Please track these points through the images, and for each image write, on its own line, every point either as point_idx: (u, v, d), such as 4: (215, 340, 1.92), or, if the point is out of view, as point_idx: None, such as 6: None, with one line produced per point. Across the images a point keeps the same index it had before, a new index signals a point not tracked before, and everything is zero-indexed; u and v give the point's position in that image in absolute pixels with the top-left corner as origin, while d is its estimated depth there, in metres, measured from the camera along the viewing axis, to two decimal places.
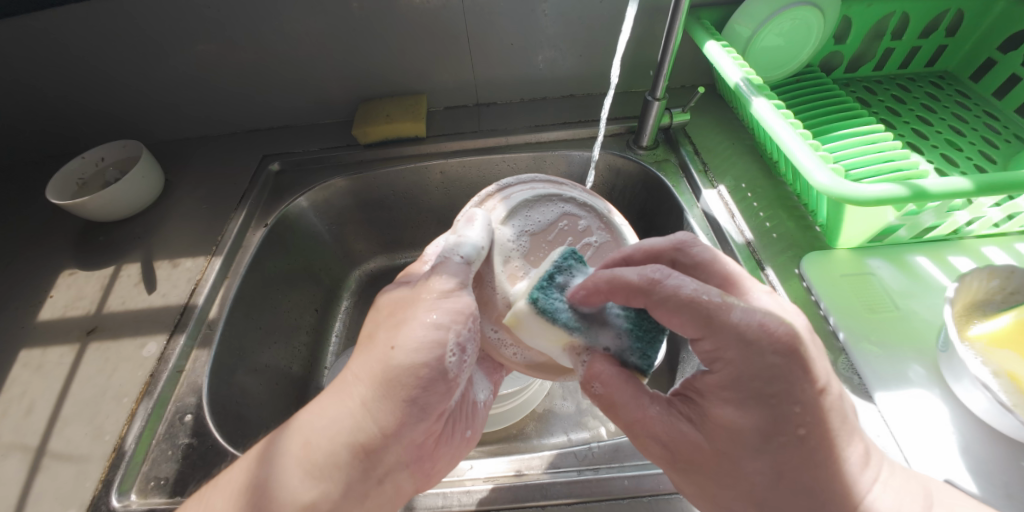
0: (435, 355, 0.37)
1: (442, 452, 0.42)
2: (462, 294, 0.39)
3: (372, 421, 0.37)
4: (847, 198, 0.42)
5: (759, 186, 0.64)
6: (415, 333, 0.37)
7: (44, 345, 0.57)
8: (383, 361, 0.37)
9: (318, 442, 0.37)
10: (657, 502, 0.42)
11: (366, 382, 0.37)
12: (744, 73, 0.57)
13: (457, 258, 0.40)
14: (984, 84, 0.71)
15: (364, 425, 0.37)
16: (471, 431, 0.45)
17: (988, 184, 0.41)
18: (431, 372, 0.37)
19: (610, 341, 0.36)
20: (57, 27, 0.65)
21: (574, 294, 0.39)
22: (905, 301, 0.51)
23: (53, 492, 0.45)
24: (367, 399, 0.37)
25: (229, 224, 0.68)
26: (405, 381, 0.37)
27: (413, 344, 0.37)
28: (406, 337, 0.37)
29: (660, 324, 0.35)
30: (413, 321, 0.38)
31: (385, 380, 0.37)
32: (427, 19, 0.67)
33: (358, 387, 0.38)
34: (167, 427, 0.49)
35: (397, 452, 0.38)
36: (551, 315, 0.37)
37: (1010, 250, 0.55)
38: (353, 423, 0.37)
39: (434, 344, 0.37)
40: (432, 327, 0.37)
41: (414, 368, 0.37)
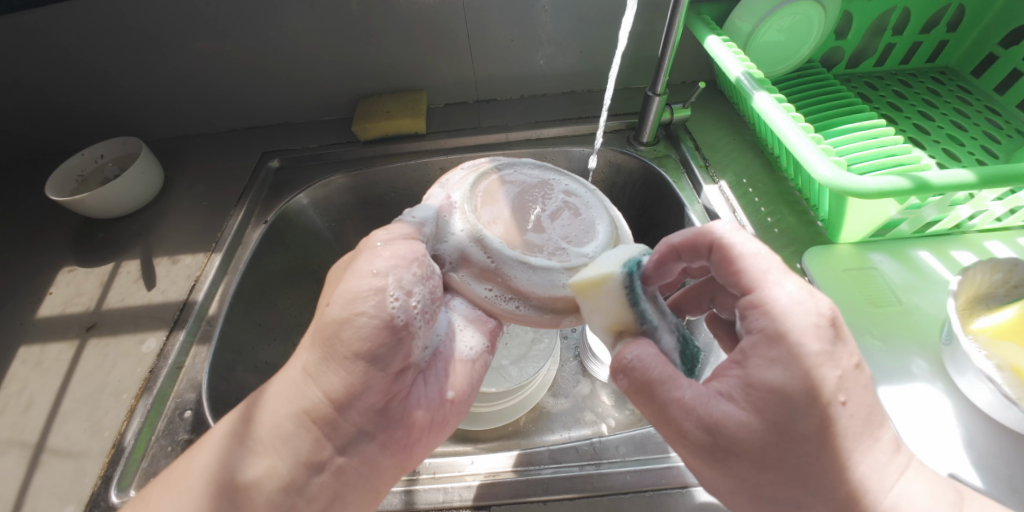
0: (367, 302, 0.33)
1: (408, 413, 0.38)
2: (408, 243, 0.38)
3: (317, 386, 0.35)
4: (849, 191, 0.42)
5: (761, 182, 0.64)
6: (345, 283, 0.34)
7: (43, 342, 0.57)
8: (318, 319, 0.35)
9: (264, 418, 0.36)
10: (659, 498, 0.41)
11: (309, 348, 0.36)
12: (745, 67, 0.57)
13: (408, 220, 0.41)
14: (986, 79, 0.71)
15: (306, 391, 0.35)
16: (452, 391, 0.40)
17: (990, 177, 0.41)
18: (371, 322, 0.33)
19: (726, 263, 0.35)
20: (55, 25, 0.65)
21: (631, 316, 0.35)
22: (909, 295, 0.51)
23: (51, 488, 0.45)
24: (308, 363, 0.35)
25: (228, 220, 0.67)
26: (342, 335, 0.34)
27: (342, 295, 0.34)
28: (339, 290, 0.34)
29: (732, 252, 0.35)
30: (349, 274, 0.35)
31: (323, 340, 0.34)
32: (426, 16, 0.67)
33: (301, 355, 0.36)
34: (166, 423, 0.49)
35: (352, 419, 0.35)
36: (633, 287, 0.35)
37: (1012, 244, 0.54)
38: (296, 392, 0.36)
39: (365, 292, 0.33)
40: (369, 275, 0.34)
41: (349, 319, 0.33)
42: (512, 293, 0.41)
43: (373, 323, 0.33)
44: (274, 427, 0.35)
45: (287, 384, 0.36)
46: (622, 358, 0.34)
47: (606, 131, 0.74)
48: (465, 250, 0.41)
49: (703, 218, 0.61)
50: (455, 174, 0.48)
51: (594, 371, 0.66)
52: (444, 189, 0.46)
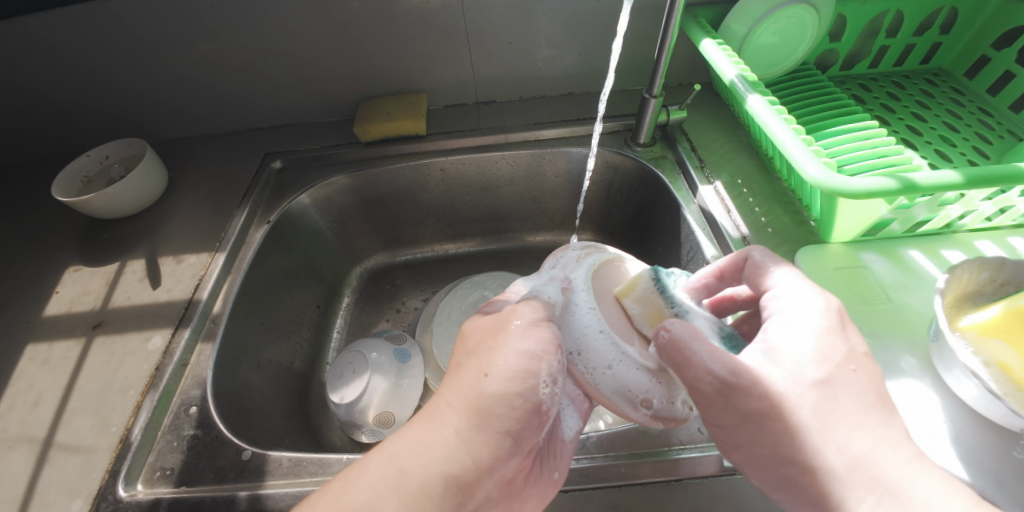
0: (527, 384, 0.37)
1: (523, 494, 0.39)
2: (550, 324, 0.40)
3: (469, 453, 0.36)
4: (839, 192, 0.43)
5: (755, 183, 0.65)
6: (506, 361, 0.38)
7: (50, 340, 0.58)
8: (475, 388, 0.37)
9: (414, 468, 0.35)
10: (651, 490, 0.42)
11: (460, 411, 0.37)
12: (739, 70, 0.58)
13: (545, 297, 0.42)
14: (979, 81, 0.72)
15: (459, 455, 0.36)
16: (558, 472, 0.41)
17: (976, 177, 0.42)
18: (525, 406, 0.37)
19: (669, 356, 0.37)
20: (62, 27, 0.65)
21: (658, 305, 0.42)
22: (898, 294, 0.52)
23: (61, 483, 0.46)
24: (462, 428, 0.37)
25: (232, 221, 0.68)
26: (498, 411, 0.37)
27: (504, 372, 0.37)
28: (498, 363, 0.38)
29: (699, 354, 0.36)
30: (504, 349, 0.38)
31: (477, 411, 0.37)
32: (427, 18, 0.68)
33: (450, 413, 0.37)
34: (172, 419, 0.50)
35: (487, 489, 0.37)
36: (664, 287, 0.43)
37: (1002, 244, 0.55)
38: (448, 452, 0.36)
39: (525, 374, 0.37)
40: (526, 356, 0.38)
41: (509, 397, 0.37)
42: (616, 365, 0.40)
43: (525, 405, 0.37)
44: (423, 483, 0.35)
45: (438, 436, 0.37)
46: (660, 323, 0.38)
47: (604, 133, 0.75)
48: (582, 332, 0.41)
49: (698, 217, 0.62)
50: (567, 258, 0.49)
51: None
52: (561, 271, 0.47)
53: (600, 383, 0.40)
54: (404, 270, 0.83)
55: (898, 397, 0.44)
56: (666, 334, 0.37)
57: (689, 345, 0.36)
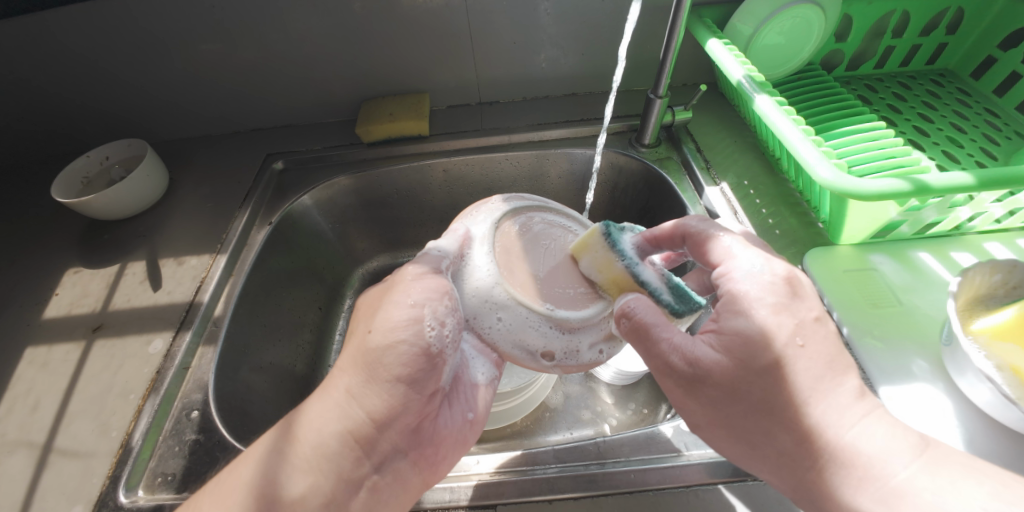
0: (410, 331, 0.36)
1: (437, 434, 0.39)
2: (438, 276, 0.40)
3: (360, 407, 0.36)
4: (850, 193, 0.42)
5: (762, 184, 0.64)
6: (389, 316, 0.37)
7: (50, 343, 0.57)
8: (360, 344, 0.37)
9: (310, 432, 0.36)
10: (662, 498, 0.42)
11: (351, 370, 0.37)
12: (746, 70, 0.57)
13: (433, 251, 0.43)
14: (985, 82, 0.71)
15: (351, 411, 0.36)
16: (473, 412, 0.41)
17: (989, 179, 0.42)
18: (411, 350, 0.35)
19: (639, 335, 0.38)
20: (62, 27, 0.65)
21: (610, 256, 0.43)
22: (908, 296, 0.51)
23: (60, 488, 0.46)
24: (353, 386, 0.36)
25: (233, 222, 0.68)
26: (385, 360, 0.36)
27: (386, 326, 0.36)
28: (382, 318, 0.37)
29: (667, 340, 0.37)
30: (390, 303, 0.37)
31: (365, 366, 0.36)
32: (429, 18, 0.67)
33: (342, 377, 0.37)
34: (173, 423, 0.49)
35: (391, 440, 0.36)
36: (614, 241, 0.43)
37: (1011, 246, 0.55)
38: (341, 410, 0.36)
39: (409, 321, 0.36)
40: (409, 307, 0.37)
41: (391, 347, 0.35)
42: (505, 317, 0.41)
43: (412, 351, 0.35)
44: (318, 444, 0.36)
45: (329, 396, 0.37)
46: (624, 308, 0.40)
47: (609, 133, 0.75)
48: (473, 284, 0.42)
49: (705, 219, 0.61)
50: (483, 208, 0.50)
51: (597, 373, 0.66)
52: (471, 224, 0.48)
53: (499, 338, 0.41)
54: None
55: (912, 401, 0.44)
56: (631, 316, 0.39)
57: (657, 329, 0.38)
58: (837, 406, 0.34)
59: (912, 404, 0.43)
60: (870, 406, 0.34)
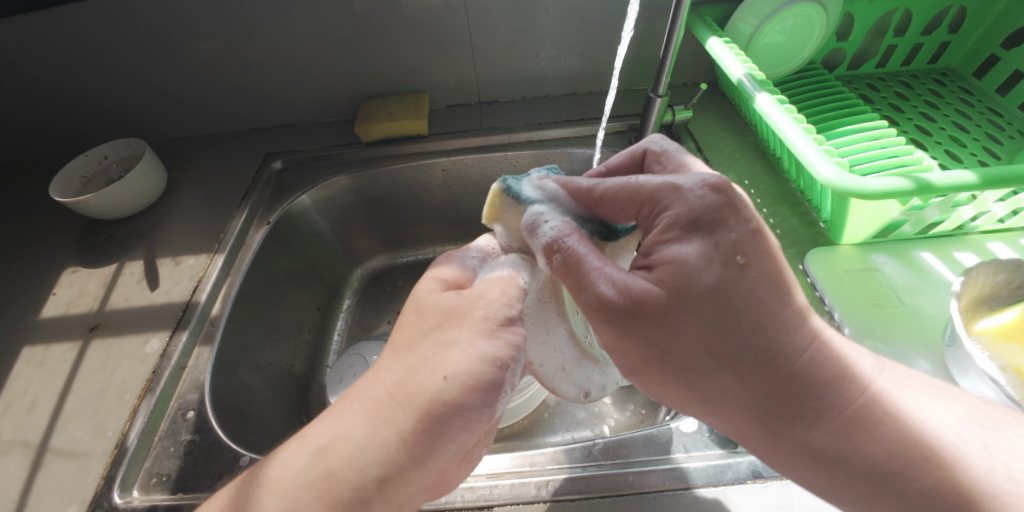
0: (484, 396, 0.33)
1: (457, 471, 0.39)
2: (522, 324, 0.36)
3: (406, 454, 0.33)
4: (852, 191, 0.42)
5: (763, 183, 0.64)
6: (465, 362, 0.33)
7: (46, 343, 0.57)
8: (429, 391, 0.33)
9: (342, 471, 0.33)
10: (662, 499, 0.41)
11: (404, 410, 0.33)
12: (747, 69, 0.57)
13: (520, 280, 0.38)
14: (987, 81, 0.71)
15: (396, 458, 0.33)
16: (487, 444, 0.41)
17: (993, 178, 0.41)
18: (469, 399, 0.32)
19: (568, 271, 0.35)
20: (61, 26, 0.65)
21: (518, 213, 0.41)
22: (910, 296, 0.51)
23: (55, 488, 0.45)
24: (405, 429, 0.33)
25: (231, 222, 0.67)
26: (451, 420, 0.33)
27: (463, 376, 0.33)
28: (456, 364, 0.33)
29: (599, 269, 0.34)
30: (462, 345, 0.34)
31: (426, 416, 0.32)
32: (428, 17, 0.67)
33: (394, 413, 0.33)
34: (169, 423, 0.49)
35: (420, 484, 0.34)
36: (517, 194, 0.42)
37: (1015, 245, 0.54)
38: (384, 454, 0.33)
39: (488, 384, 0.33)
40: (489, 361, 0.33)
41: (462, 406, 0.32)
42: (569, 364, 0.42)
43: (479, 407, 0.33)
44: (354, 487, 0.32)
45: (357, 422, 0.34)
46: (556, 241, 0.37)
47: (609, 133, 0.74)
48: (546, 332, 0.42)
49: None
50: None
51: None
52: None
53: (557, 383, 0.42)
54: (405, 271, 0.82)
55: None
56: (564, 247, 0.36)
57: (584, 266, 0.35)
58: (939, 418, 0.29)
59: None
60: (1023, 449, 0.28)
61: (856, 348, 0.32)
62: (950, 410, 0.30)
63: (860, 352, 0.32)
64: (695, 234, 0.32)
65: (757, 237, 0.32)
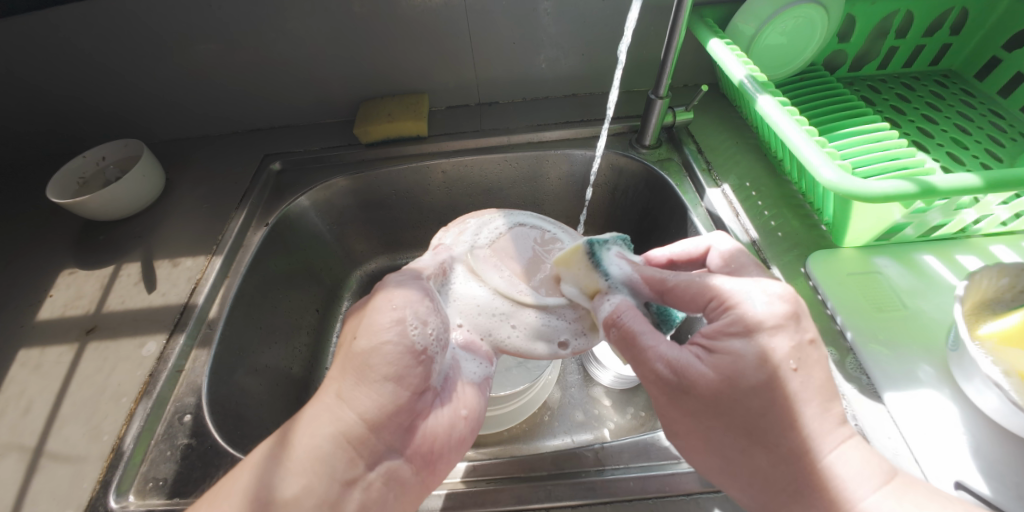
0: (394, 329, 0.38)
1: (427, 430, 0.39)
2: (413, 287, 0.43)
3: (349, 406, 0.37)
4: (854, 195, 0.42)
5: (765, 185, 0.63)
6: (376, 320, 0.39)
7: (43, 345, 0.56)
8: (348, 349, 0.39)
9: (302, 442, 0.36)
10: (663, 504, 0.41)
11: (339, 375, 0.39)
12: (748, 70, 0.57)
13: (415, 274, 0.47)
14: (990, 83, 0.70)
15: (342, 413, 0.37)
16: (465, 409, 0.41)
17: (997, 181, 0.41)
18: (397, 348, 0.38)
19: (625, 343, 0.39)
20: (59, 26, 0.64)
21: (594, 277, 0.45)
22: (913, 300, 0.50)
23: (51, 492, 0.45)
24: (341, 389, 0.38)
25: (230, 223, 0.67)
26: (371, 359, 0.37)
27: (374, 328, 0.38)
28: (370, 326, 0.39)
29: (652, 348, 0.37)
30: (375, 311, 0.40)
31: (354, 369, 0.38)
32: (427, 18, 0.66)
33: (331, 382, 0.39)
34: (166, 427, 0.49)
35: (378, 437, 0.37)
36: (598, 259, 0.45)
37: (1018, 248, 0.54)
38: (332, 413, 0.37)
39: (393, 323, 0.39)
40: (395, 314, 0.39)
41: (378, 346, 0.38)
42: (513, 322, 0.48)
43: (398, 348, 0.38)
44: (311, 449, 0.36)
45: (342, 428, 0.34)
46: (613, 315, 0.40)
47: (609, 134, 0.74)
48: (471, 301, 0.49)
49: (707, 221, 0.60)
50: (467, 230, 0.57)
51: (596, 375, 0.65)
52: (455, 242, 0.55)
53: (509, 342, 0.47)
54: None
55: (915, 407, 0.43)
56: (622, 321, 0.39)
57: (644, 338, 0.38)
58: None
59: (914, 411, 0.43)
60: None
61: (848, 475, 0.31)
62: (898, 479, 0.31)
63: (854, 481, 0.31)
64: (756, 334, 0.34)
65: (812, 347, 0.34)
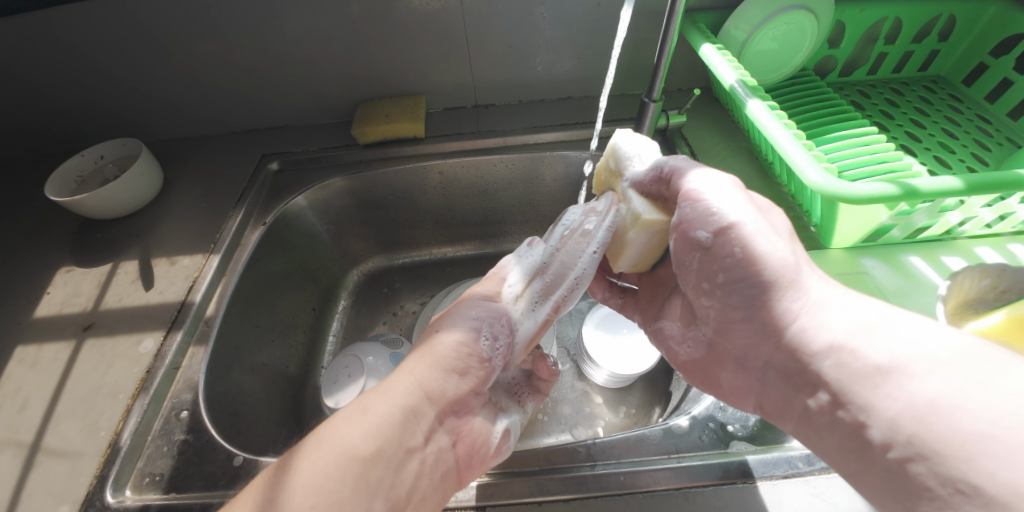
0: (461, 377, 0.41)
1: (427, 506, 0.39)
2: (477, 302, 0.44)
3: (380, 461, 0.36)
4: (840, 196, 0.43)
5: (755, 188, 0.65)
6: (447, 352, 0.41)
7: (40, 342, 0.57)
8: (404, 382, 0.40)
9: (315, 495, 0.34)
10: (653, 499, 0.42)
11: (378, 416, 0.38)
12: (739, 75, 0.58)
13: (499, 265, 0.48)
14: (976, 88, 0.72)
15: (371, 463, 0.36)
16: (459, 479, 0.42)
17: (978, 183, 0.42)
18: (457, 397, 0.41)
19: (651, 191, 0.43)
20: (59, 27, 0.65)
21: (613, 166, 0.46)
22: (899, 300, 0.51)
23: (47, 488, 0.45)
24: (379, 435, 0.37)
25: (227, 222, 0.68)
26: (421, 409, 0.39)
27: (438, 375, 0.40)
28: (438, 358, 0.41)
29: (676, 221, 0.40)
30: (450, 337, 0.41)
31: (404, 415, 0.38)
32: (426, 22, 0.67)
33: (368, 425, 0.38)
34: (162, 423, 0.49)
35: (393, 504, 0.36)
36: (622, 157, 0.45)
37: (1002, 251, 0.55)
38: (355, 464, 0.36)
39: (466, 365, 0.41)
40: (469, 345, 0.41)
41: (436, 393, 0.40)
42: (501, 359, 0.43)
43: (452, 397, 0.40)
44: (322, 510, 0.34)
45: (375, 439, 0.37)
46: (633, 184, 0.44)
47: (604, 137, 0.75)
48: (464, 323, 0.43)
49: None
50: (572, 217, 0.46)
51: (591, 374, 0.66)
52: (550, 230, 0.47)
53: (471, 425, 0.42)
54: (401, 273, 0.82)
55: None
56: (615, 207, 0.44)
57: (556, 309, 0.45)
58: None
59: None
60: None
61: None
62: None
63: None
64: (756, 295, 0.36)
65: None
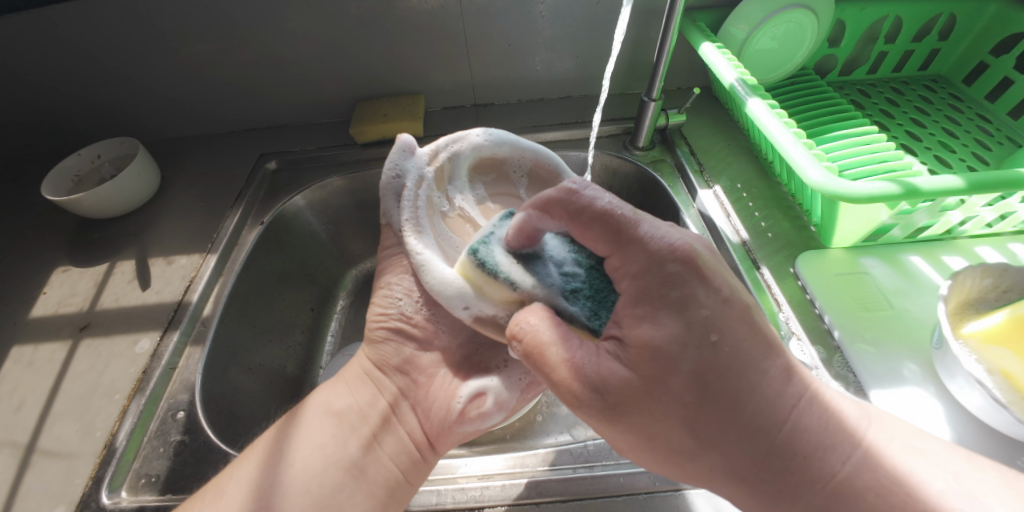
0: (399, 334, 0.48)
1: (400, 453, 0.43)
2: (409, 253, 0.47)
3: (350, 417, 0.44)
4: (841, 196, 0.42)
5: (755, 188, 0.64)
6: (387, 316, 0.50)
7: (36, 342, 0.56)
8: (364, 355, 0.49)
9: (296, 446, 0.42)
10: (653, 500, 0.42)
11: (349, 382, 0.47)
12: (739, 74, 0.57)
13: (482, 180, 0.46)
14: (977, 88, 0.71)
15: (341, 417, 0.44)
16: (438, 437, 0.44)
17: (979, 182, 0.42)
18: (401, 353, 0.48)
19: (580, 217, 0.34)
20: (56, 26, 0.65)
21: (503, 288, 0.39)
22: (899, 300, 0.51)
23: (42, 489, 0.45)
24: (350, 396, 0.46)
25: (225, 221, 0.67)
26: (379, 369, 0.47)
27: (381, 337, 0.49)
28: (381, 323, 0.49)
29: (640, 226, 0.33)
30: (385, 306, 0.50)
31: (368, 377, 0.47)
32: (424, 20, 0.67)
33: (343, 390, 0.47)
34: (159, 424, 0.49)
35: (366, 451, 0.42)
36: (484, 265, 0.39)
37: (1003, 250, 0.55)
38: (329, 422, 0.44)
39: (401, 324, 0.49)
40: (400, 304, 0.49)
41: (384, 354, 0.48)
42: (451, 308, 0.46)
43: (398, 354, 0.48)
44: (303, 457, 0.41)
45: (346, 398, 0.46)
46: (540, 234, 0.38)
47: (603, 136, 0.75)
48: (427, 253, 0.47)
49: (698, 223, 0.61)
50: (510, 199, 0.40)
51: None
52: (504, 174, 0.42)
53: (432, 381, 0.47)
54: None
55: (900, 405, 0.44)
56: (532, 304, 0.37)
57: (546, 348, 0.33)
58: None
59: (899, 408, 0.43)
60: None
61: None
62: None
63: None
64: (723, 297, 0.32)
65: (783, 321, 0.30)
